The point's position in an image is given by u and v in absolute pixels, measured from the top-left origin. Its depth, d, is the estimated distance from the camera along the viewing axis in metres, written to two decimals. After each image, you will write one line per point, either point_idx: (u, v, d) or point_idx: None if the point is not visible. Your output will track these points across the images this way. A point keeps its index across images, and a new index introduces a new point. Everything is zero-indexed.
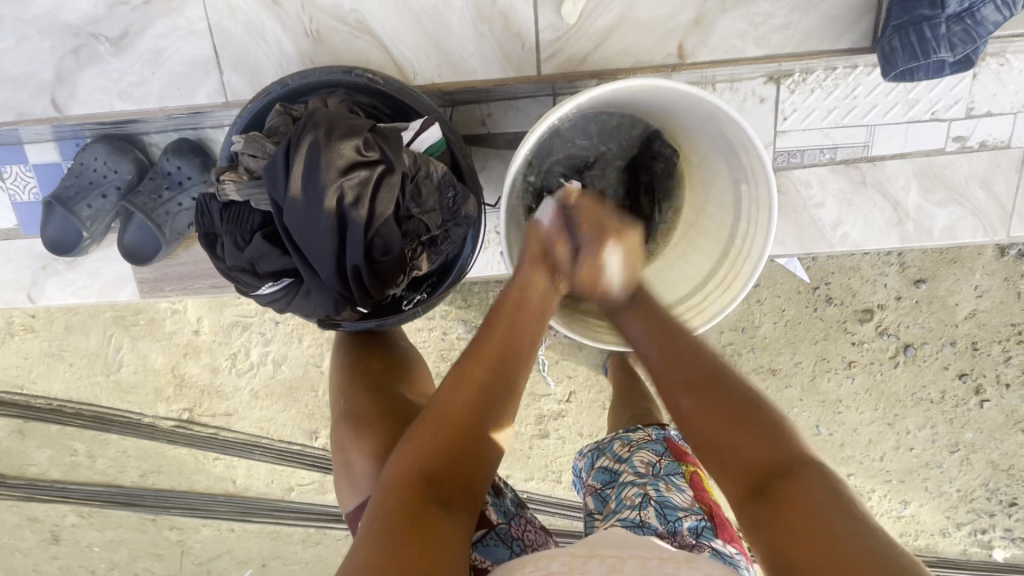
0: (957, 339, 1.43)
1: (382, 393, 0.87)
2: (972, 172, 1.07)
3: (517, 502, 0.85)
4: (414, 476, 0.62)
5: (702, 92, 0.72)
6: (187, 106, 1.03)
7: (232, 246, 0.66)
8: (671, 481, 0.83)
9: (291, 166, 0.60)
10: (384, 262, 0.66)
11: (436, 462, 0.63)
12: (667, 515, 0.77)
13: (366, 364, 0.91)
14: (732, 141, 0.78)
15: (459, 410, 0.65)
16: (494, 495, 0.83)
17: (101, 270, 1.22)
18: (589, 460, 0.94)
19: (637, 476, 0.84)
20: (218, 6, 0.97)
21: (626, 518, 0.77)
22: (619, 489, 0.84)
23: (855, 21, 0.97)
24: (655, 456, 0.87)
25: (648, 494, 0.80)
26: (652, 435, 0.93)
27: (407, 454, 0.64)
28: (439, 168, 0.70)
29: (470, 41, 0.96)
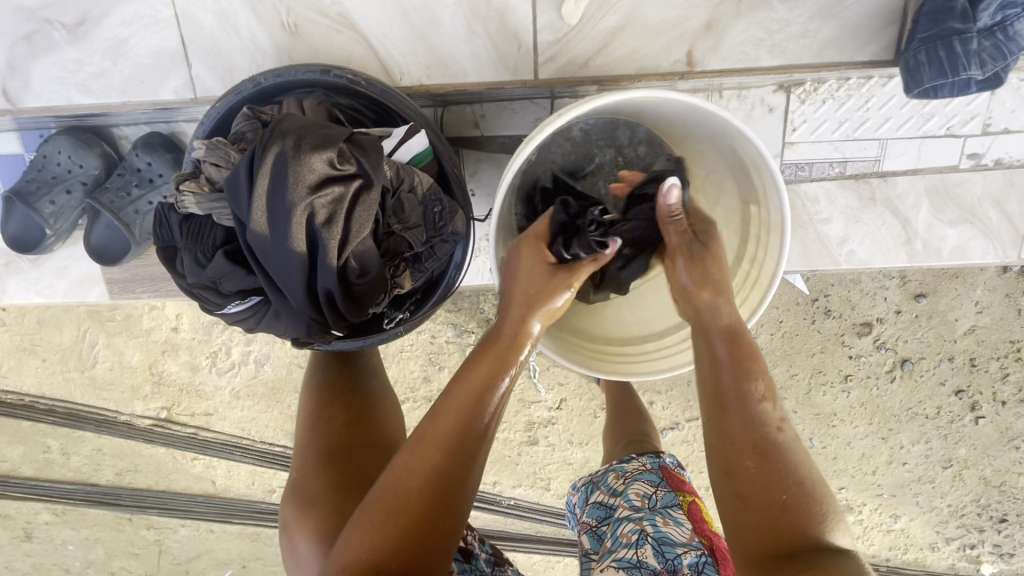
0: (956, 355, 1.39)
1: (339, 458, 0.80)
2: (985, 190, 1.03)
3: (492, 562, 0.81)
4: (359, 566, 0.57)
5: (718, 109, 0.65)
6: (153, 101, 0.95)
7: (193, 262, 0.60)
8: (669, 514, 0.77)
9: (256, 180, 0.53)
10: (361, 284, 0.60)
11: (383, 552, 0.58)
12: (666, 553, 0.71)
13: (328, 416, 0.84)
14: (744, 161, 0.73)
15: (411, 494, 0.60)
16: (463, 561, 0.77)
17: (67, 268, 1.15)
18: (583, 495, 0.90)
19: (634, 510, 0.79)
20: None
21: (622, 559, 0.72)
22: (615, 525, 0.79)
23: (876, 31, 0.91)
24: (652, 488, 0.82)
25: (645, 530, 0.74)
26: (647, 465, 0.88)
27: (355, 540, 0.59)
28: (425, 180, 0.65)
29: (461, 40, 0.89)
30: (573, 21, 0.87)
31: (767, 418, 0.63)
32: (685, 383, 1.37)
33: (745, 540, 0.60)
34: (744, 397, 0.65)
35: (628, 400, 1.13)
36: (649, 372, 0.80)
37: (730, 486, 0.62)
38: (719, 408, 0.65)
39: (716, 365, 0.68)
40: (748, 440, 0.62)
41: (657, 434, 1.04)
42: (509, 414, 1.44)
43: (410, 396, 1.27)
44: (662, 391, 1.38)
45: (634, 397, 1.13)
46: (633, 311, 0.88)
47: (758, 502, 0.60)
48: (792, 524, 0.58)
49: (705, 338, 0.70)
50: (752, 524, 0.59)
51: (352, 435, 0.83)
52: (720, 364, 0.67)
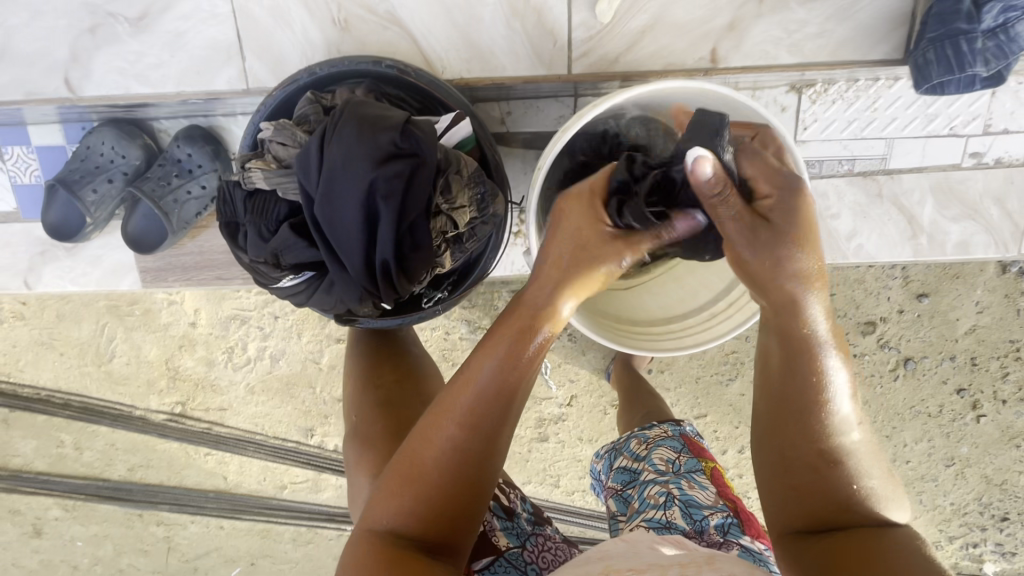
0: (957, 354, 1.44)
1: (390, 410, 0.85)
2: (986, 189, 1.08)
3: (532, 521, 0.83)
4: (383, 530, 0.61)
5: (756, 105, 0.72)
6: (204, 91, 1.00)
7: (256, 236, 0.64)
8: (693, 478, 0.81)
9: (326, 156, 0.58)
10: (413, 258, 0.62)
11: (405, 518, 0.61)
12: (693, 514, 0.76)
13: (379, 376, 0.89)
14: None
15: (427, 469, 0.61)
16: (506, 519, 0.81)
17: (102, 257, 1.19)
18: (607, 461, 0.93)
19: (659, 474, 0.83)
20: None
21: (651, 519, 0.76)
22: (641, 488, 0.82)
23: (886, 33, 0.97)
24: (674, 453, 0.87)
25: (671, 493, 0.79)
26: (668, 432, 0.92)
27: (378, 507, 0.62)
28: (469, 163, 0.69)
29: (500, 36, 0.95)
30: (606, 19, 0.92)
31: (831, 423, 0.63)
32: (693, 380, 1.41)
33: (784, 513, 0.64)
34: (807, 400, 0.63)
35: (637, 386, 1.23)
36: (677, 348, 0.86)
37: (777, 443, 0.65)
38: (786, 409, 0.65)
39: (789, 366, 0.64)
40: (809, 440, 0.63)
41: (667, 407, 1.13)
42: (520, 410, 1.47)
43: None
44: (670, 388, 1.43)
45: (642, 382, 1.24)
46: (656, 295, 0.91)
47: (807, 495, 0.63)
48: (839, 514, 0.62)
49: (777, 336, 0.65)
50: (799, 510, 0.63)
51: (403, 388, 0.89)
52: (794, 368, 0.64)
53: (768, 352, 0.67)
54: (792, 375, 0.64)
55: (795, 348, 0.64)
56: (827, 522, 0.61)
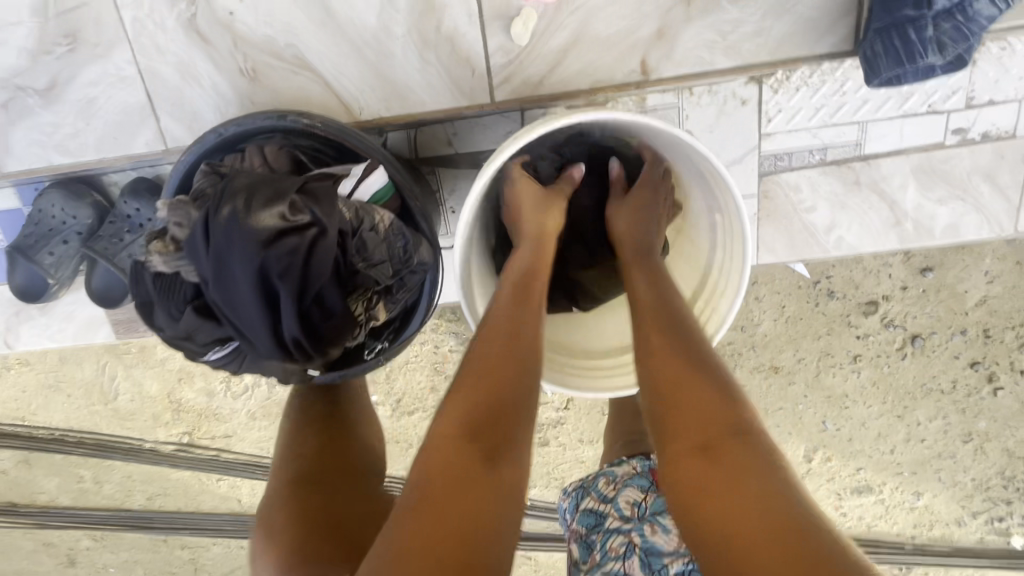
0: (968, 327, 1.36)
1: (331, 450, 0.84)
2: (975, 165, 1.00)
3: None
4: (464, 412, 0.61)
5: (670, 126, 0.66)
6: (126, 154, 0.99)
7: (167, 317, 0.61)
8: (657, 521, 0.81)
9: (211, 239, 0.54)
10: (328, 327, 0.61)
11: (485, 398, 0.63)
12: (653, 564, 0.76)
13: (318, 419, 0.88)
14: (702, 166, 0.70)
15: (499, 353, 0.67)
16: None
17: (75, 313, 1.20)
18: (573, 500, 0.93)
19: (623, 521, 0.83)
20: (148, 49, 0.92)
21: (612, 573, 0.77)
22: (605, 536, 0.82)
23: (830, 25, 0.91)
24: (641, 495, 0.86)
25: (633, 542, 0.79)
26: (636, 469, 0.92)
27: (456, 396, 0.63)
28: (386, 217, 0.67)
29: (415, 70, 0.90)
30: (522, 41, 0.87)
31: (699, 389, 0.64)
32: None
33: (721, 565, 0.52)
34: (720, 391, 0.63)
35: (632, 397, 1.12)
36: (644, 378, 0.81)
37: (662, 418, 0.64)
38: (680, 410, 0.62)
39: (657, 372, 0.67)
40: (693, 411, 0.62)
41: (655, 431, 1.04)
42: None
43: (417, 407, 1.32)
44: None
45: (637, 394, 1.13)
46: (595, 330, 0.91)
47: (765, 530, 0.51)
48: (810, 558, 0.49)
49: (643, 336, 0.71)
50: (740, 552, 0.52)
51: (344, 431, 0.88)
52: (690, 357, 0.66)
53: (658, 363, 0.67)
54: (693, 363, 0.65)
55: (675, 321, 0.69)
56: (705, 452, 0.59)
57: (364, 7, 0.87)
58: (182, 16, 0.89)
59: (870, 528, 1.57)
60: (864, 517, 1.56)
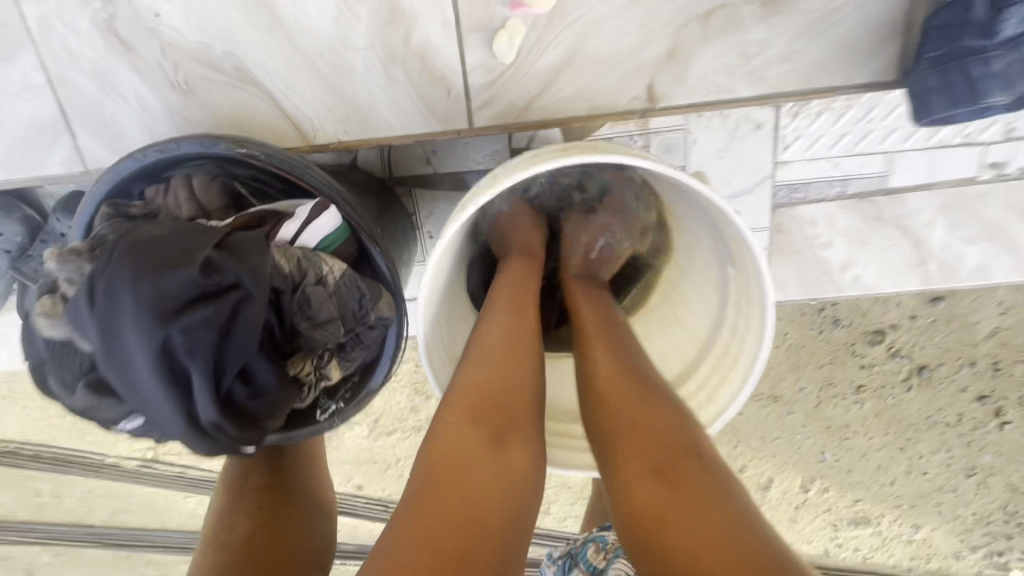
0: (978, 358, 1.25)
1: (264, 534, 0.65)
2: (1011, 202, 0.90)
3: None
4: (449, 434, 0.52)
5: (676, 173, 0.54)
6: (39, 175, 0.84)
7: (59, 393, 0.50)
8: None
9: (96, 310, 0.43)
10: (261, 407, 0.51)
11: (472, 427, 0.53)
12: None
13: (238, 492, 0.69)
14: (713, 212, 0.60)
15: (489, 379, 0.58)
16: None
17: (8, 336, 1.08)
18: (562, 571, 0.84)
19: None
20: (56, 54, 0.77)
21: None
22: None
23: (878, 45, 0.74)
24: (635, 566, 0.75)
25: None
26: None
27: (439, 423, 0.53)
28: (336, 267, 0.55)
29: (379, 89, 0.78)
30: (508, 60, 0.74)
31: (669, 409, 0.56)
32: None
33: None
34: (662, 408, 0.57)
35: None
36: None
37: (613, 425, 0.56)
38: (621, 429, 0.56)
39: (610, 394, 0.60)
40: (651, 424, 0.54)
41: None
42: None
43: (388, 439, 1.19)
44: None
45: None
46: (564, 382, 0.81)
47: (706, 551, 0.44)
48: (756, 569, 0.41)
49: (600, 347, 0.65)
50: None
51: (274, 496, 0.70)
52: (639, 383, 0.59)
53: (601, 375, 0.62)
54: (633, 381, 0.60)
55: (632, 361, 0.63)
56: (663, 468, 0.50)
57: (316, 12, 0.74)
58: (98, 17, 0.75)
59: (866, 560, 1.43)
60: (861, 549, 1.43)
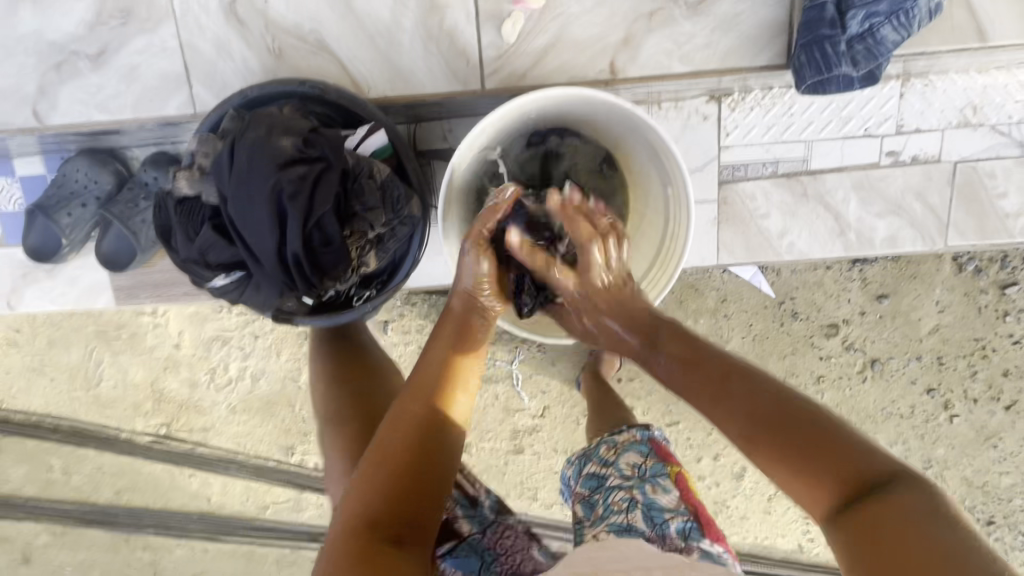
0: (923, 354, 1.45)
1: (362, 400, 0.95)
2: (907, 183, 1.13)
3: (494, 511, 0.92)
4: (360, 517, 0.65)
5: (622, 103, 0.79)
6: (158, 117, 1.09)
7: (184, 238, 0.72)
8: (657, 483, 0.88)
9: (235, 160, 0.67)
10: (325, 253, 0.71)
11: (381, 498, 0.66)
12: (655, 518, 0.83)
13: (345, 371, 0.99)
14: (652, 140, 0.84)
15: (399, 449, 0.69)
16: (469, 507, 0.91)
17: (80, 277, 1.26)
18: (576, 467, 0.99)
19: (624, 479, 0.90)
20: (190, 26, 1.04)
21: (615, 523, 0.83)
22: (606, 493, 0.89)
23: (771, 39, 1.04)
24: (641, 458, 0.93)
25: (635, 498, 0.86)
26: (637, 436, 0.98)
27: (356, 492, 0.67)
28: (383, 169, 0.77)
29: (419, 57, 1.03)
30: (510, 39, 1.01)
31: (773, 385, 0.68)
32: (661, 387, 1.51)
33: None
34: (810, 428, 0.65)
35: (608, 398, 1.26)
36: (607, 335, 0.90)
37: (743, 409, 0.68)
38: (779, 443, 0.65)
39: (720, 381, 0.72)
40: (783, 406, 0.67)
41: (632, 418, 1.16)
42: (494, 422, 1.51)
43: None
44: (642, 397, 1.46)
45: (613, 395, 1.27)
46: None
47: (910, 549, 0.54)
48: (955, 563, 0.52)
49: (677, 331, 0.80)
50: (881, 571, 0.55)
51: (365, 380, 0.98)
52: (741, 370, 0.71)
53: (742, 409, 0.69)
54: (769, 401, 0.68)
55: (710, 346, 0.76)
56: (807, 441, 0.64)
57: (379, 3, 1.01)
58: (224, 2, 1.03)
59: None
60: None
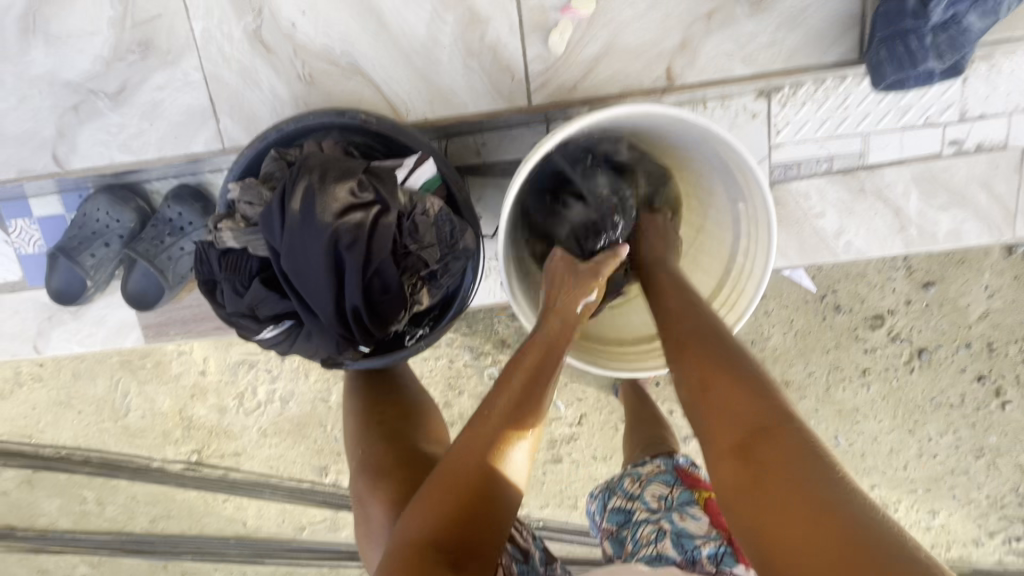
0: (972, 341, 1.36)
1: (398, 442, 0.87)
2: (972, 173, 1.07)
3: (544, 561, 0.85)
4: (421, 538, 0.62)
5: (696, 117, 0.72)
6: (186, 154, 1.04)
7: (233, 292, 0.72)
8: (685, 510, 0.83)
9: (288, 210, 0.66)
10: (384, 300, 0.70)
11: (443, 525, 0.63)
12: (685, 545, 0.77)
13: (380, 412, 0.92)
14: (725, 156, 0.77)
15: (470, 472, 0.66)
16: (522, 561, 0.80)
17: (106, 317, 1.22)
18: (601, 502, 0.95)
19: (651, 512, 0.85)
20: (213, 56, 0.99)
21: (645, 555, 0.79)
22: (635, 529, 0.85)
23: (840, 37, 0.97)
24: (667, 488, 0.89)
25: (663, 528, 0.81)
26: (661, 467, 0.94)
27: (419, 515, 0.64)
28: (435, 204, 0.72)
29: (459, 76, 0.98)
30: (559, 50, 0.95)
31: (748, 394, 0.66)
32: None
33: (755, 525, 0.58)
34: (755, 393, 0.66)
35: (644, 408, 1.17)
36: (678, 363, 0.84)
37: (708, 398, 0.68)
38: (712, 385, 0.68)
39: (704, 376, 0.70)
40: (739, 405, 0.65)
41: (674, 435, 1.07)
42: None
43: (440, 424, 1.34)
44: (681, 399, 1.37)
45: (649, 404, 1.17)
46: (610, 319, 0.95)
47: (800, 489, 0.56)
48: (829, 515, 0.53)
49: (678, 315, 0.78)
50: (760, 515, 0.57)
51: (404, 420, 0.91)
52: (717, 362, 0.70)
53: (687, 371, 0.72)
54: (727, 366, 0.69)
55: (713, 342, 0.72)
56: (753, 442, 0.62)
57: (414, 19, 0.95)
58: (248, 27, 0.97)
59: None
60: None
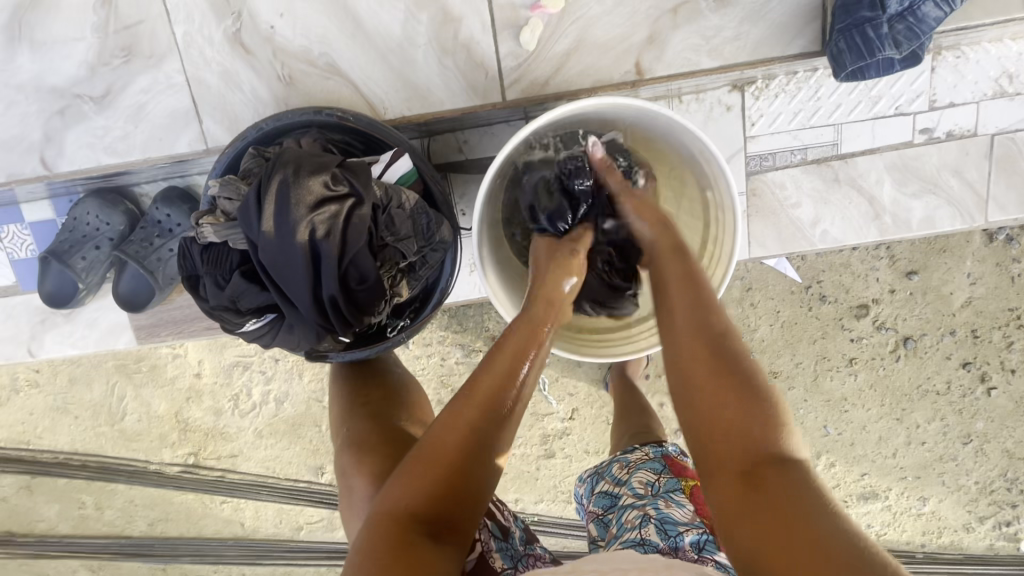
0: (957, 328, 1.38)
1: (382, 423, 0.89)
2: (943, 161, 1.09)
3: (525, 541, 0.86)
4: (399, 511, 0.63)
5: (668, 111, 0.76)
6: (170, 155, 1.06)
7: (215, 286, 0.75)
8: (671, 498, 0.85)
9: (264, 204, 0.68)
10: (361, 290, 0.73)
11: (421, 499, 0.64)
12: (668, 531, 0.78)
13: (365, 395, 0.94)
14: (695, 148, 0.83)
15: (449, 448, 0.66)
16: (501, 539, 0.83)
17: (98, 319, 1.24)
18: (589, 486, 0.97)
19: (637, 497, 0.87)
20: (194, 59, 1.01)
21: (628, 539, 0.79)
22: (620, 513, 0.86)
23: (802, 27, 0.99)
24: (654, 475, 0.91)
25: (648, 514, 0.82)
26: (649, 454, 0.96)
27: (399, 489, 0.64)
28: (411, 197, 0.77)
29: (435, 73, 1.00)
30: (530, 47, 0.98)
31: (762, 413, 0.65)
32: None
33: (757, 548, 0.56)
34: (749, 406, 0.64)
35: (633, 401, 1.18)
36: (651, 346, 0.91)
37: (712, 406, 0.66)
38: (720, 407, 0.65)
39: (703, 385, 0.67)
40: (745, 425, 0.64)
41: (660, 425, 1.09)
42: (524, 428, 1.46)
43: None
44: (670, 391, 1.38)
45: (638, 396, 1.18)
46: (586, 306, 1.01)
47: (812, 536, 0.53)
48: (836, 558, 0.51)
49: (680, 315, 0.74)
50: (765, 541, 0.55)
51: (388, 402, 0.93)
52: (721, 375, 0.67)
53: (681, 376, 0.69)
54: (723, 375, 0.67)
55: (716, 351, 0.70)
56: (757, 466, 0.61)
57: (389, 19, 0.97)
58: (228, 31, 0.99)
59: (879, 537, 1.53)
60: (873, 525, 1.52)
